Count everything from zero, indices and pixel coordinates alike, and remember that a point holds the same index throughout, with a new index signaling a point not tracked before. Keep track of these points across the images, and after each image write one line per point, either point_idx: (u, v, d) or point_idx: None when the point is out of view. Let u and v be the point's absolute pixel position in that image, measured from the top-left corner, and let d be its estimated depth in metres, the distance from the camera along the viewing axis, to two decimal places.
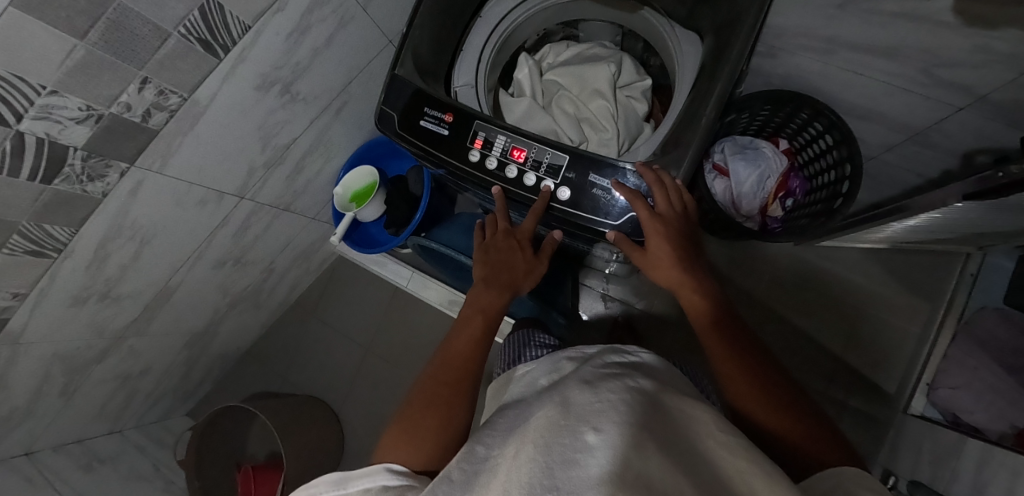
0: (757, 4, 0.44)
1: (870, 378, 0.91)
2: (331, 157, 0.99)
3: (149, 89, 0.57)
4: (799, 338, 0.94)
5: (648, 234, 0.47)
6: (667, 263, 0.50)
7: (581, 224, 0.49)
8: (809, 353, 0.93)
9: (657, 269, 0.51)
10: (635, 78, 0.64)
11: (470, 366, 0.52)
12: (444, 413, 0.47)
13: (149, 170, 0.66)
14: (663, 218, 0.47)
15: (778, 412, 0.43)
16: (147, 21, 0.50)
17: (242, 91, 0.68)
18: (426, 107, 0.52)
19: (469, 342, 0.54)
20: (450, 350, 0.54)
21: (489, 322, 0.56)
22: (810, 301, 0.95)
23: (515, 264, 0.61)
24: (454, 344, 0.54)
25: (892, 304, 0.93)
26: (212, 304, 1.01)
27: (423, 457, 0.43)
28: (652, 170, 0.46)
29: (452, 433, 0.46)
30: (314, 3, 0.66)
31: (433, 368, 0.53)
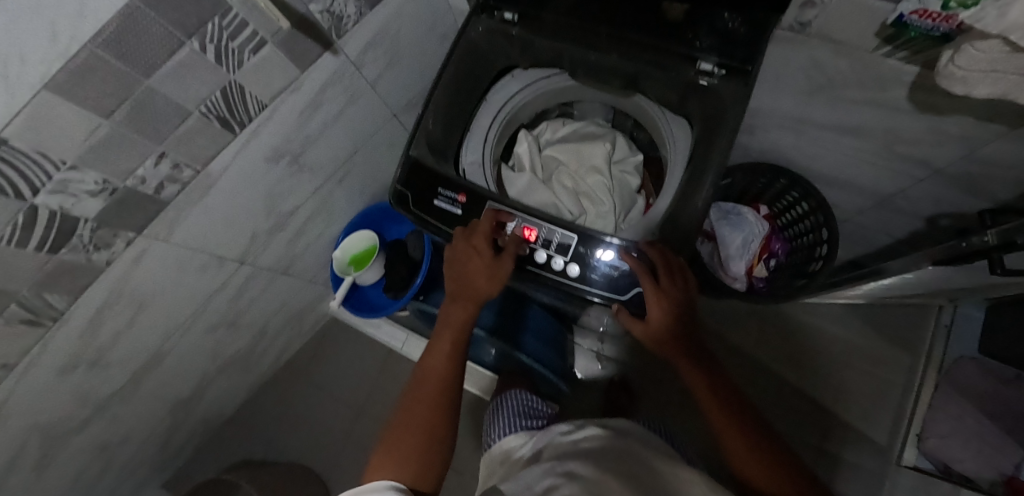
0: (741, 103, 0.51)
1: (863, 430, 0.93)
2: (331, 223, 0.96)
3: (164, 163, 0.62)
4: (791, 392, 0.97)
5: (649, 308, 0.50)
6: (669, 336, 0.52)
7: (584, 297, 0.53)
8: (799, 407, 0.96)
9: (659, 342, 0.53)
10: (627, 154, 0.70)
11: (449, 385, 0.56)
12: (429, 432, 0.53)
13: (155, 239, 0.68)
14: (665, 293, 0.50)
15: (775, 475, 0.46)
16: (170, 101, 0.58)
17: (253, 163, 0.71)
18: (439, 187, 0.55)
19: (445, 359, 0.57)
20: (423, 381, 0.57)
21: (458, 345, 0.58)
22: (799, 356, 0.99)
23: (474, 269, 0.53)
24: (428, 370, 0.57)
25: (876, 358, 0.96)
26: (202, 369, 0.98)
27: (412, 475, 0.50)
28: (654, 249, 0.50)
29: (430, 462, 0.52)
30: (327, 82, 0.71)
31: (408, 393, 0.57)
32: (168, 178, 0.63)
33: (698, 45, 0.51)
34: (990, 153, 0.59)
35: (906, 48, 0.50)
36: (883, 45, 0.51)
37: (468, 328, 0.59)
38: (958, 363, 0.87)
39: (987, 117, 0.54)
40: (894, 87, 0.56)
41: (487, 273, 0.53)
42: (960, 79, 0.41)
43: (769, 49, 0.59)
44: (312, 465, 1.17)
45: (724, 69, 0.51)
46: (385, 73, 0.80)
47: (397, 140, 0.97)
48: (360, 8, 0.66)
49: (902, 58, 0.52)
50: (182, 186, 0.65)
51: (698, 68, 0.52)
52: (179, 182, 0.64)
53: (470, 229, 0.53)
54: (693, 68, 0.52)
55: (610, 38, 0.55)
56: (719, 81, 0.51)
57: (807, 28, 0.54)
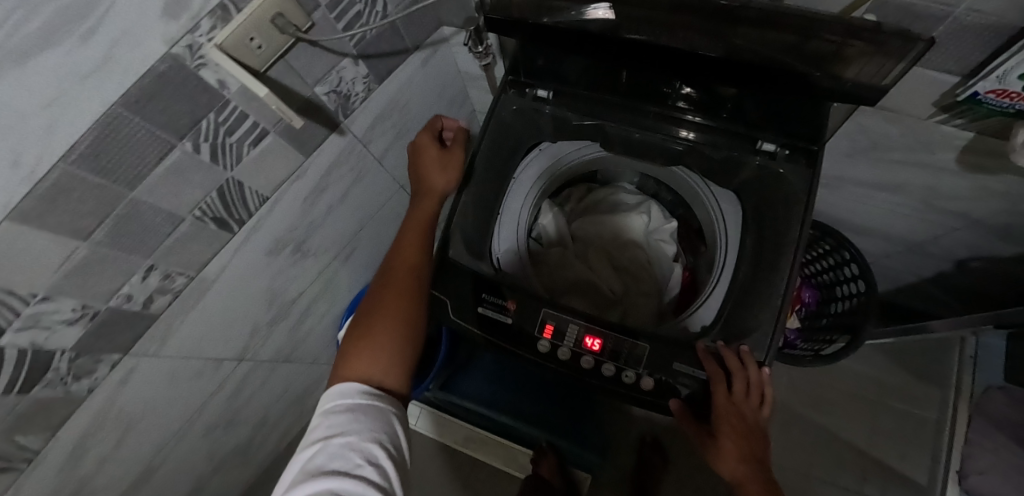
0: (809, 187, 0.48)
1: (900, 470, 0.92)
2: (336, 300, 0.87)
3: (153, 275, 0.54)
4: (826, 436, 0.96)
5: (718, 414, 0.44)
6: (738, 454, 0.44)
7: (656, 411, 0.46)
8: (834, 454, 0.96)
9: (724, 460, 0.44)
10: (661, 222, 0.66)
11: (415, 268, 0.49)
12: (394, 312, 0.45)
13: (144, 355, 0.60)
14: (739, 400, 0.44)
15: None
16: (161, 210, 0.50)
17: (253, 259, 0.63)
18: (484, 294, 0.50)
19: (410, 249, 0.50)
20: (389, 283, 0.48)
21: (421, 239, 0.51)
22: (830, 398, 0.99)
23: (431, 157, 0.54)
24: (397, 265, 0.49)
25: (905, 393, 0.97)
26: (197, 473, 0.87)
27: (384, 366, 0.43)
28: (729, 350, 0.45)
29: (404, 333, 0.45)
30: (335, 163, 0.64)
31: (368, 305, 0.47)
32: (158, 289, 0.56)
33: (680, 105, 0.51)
34: None
35: (962, 116, 0.49)
36: (940, 113, 0.50)
37: (436, 217, 0.53)
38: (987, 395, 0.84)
39: None
40: (943, 149, 0.55)
41: (440, 164, 0.53)
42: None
43: None
44: None
45: (790, 149, 0.49)
46: (393, 144, 0.73)
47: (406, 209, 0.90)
48: (369, 84, 0.61)
49: (959, 124, 0.51)
50: (174, 295, 0.57)
51: (760, 147, 0.49)
52: (171, 292, 0.57)
53: (423, 134, 0.55)
54: (753, 148, 0.50)
55: (658, 117, 0.52)
56: (698, 138, 0.51)
57: None
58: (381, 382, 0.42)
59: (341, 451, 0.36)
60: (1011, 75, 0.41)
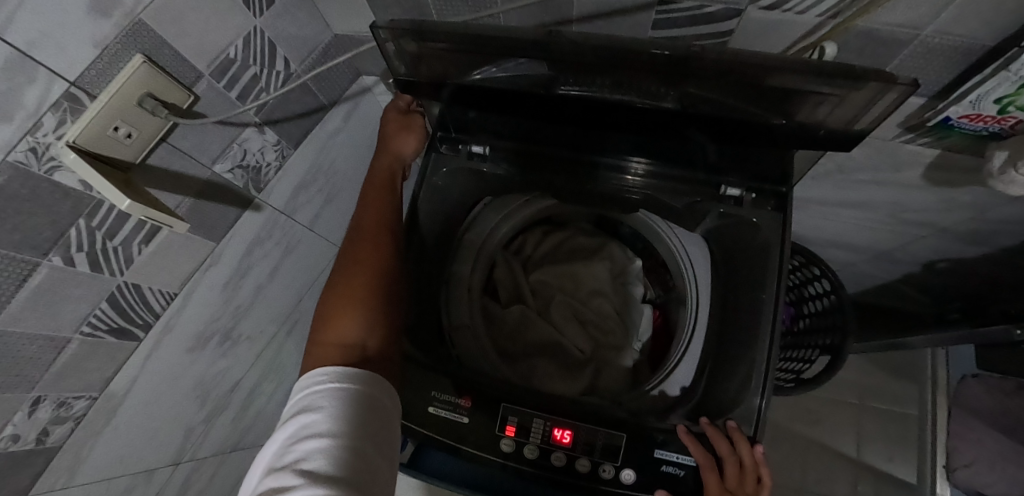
0: (780, 233, 0.43)
1: (891, 472, 0.90)
2: (283, 377, 0.79)
3: (43, 408, 0.45)
4: (818, 449, 0.92)
5: None
6: None
7: None
8: (830, 465, 0.91)
9: None
10: (626, 264, 0.61)
11: (388, 224, 0.47)
12: (373, 267, 0.43)
13: (49, 491, 0.50)
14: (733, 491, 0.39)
15: None
16: (36, 337, 0.41)
17: (172, 359, 0.55)
18: (435, 390, 0.44)
19: (379, 206, 0.47)
20: (360, 241, 0.45)
21: (384, 202, 0.48)
22: (816, 410, 0.95)
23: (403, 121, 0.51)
24: (363, 223, 0.46)
25: (885, 391, 0.95)
26: None
27: (371, 326, 0.39)
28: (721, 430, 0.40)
29: (379, 287, 0.42)
30: (254, 240, 0.57)
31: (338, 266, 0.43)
32: (53, 420, 0.46)
33: (624, 150, 0.45)
34: (1001, 214, 0.56)
35: (930, 137, 0.46)
36: (906, 133, 0.47)
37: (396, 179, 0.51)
38: (964, 385, 0.88)
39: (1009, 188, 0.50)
40: (910, 168, 0.52)
41: (405, 129, 0.51)
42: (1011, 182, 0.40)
43: None
44: None
45: (755, 192, 0.44)
46: (323, 210, 0.68)
47: None
48: (281, 150, 0.54)
49: (924, 143, 0.48)
50: (75, 422, 0.48)
51: (724, 192, 0.44)
52: (70, 419, 0.48)
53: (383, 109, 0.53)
54: (718, 193, 0.44)
55: (609, 167, 0.46)
56: (644, 184, 0.46)
57: None
58: (364, 345, 0.38)
59: (298, 458, 0.29)
60: (987, 99, 0.38)
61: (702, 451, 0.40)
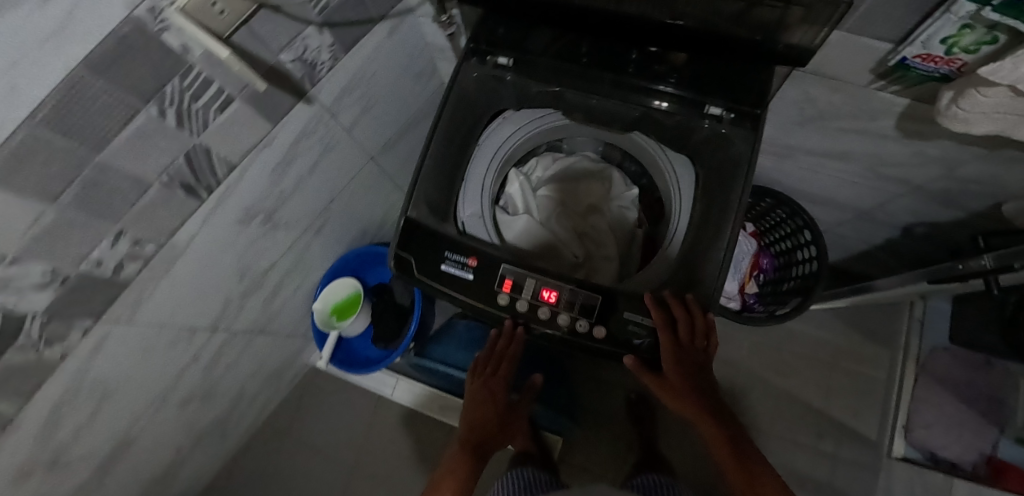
0: (749, 147, 0.49)
1: (855, 428, 0.98)
2: (308, 271, 0.89)
3: (123, 241, 0.54)
4: (781, 397, 1.01)
5: (665, 359, 0.50)
6: (680, 387, 0.52)
7: (601, 353, 0.51)
8: (794, 413, 1.00)
9: (669, 393, 0.53)
10: (623, 190, 0.69)
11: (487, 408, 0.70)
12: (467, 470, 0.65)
13: (116, 323, 0.60)
14: (682, 345, 0.49)
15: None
16: (127, 174, 0.49)
17: (224, 227, 0.65)
18: (448, 250, 0.52)
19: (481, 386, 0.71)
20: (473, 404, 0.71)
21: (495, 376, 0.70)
22: (790, 363, 1.03)
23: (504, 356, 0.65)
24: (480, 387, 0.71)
25: (860, 354, 1.02)
26: (175, 446, 0.87)
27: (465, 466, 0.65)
28: (675, 302, 0.49)
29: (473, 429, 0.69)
30: (302, 134, 0.66)
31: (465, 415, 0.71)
32: (128, 255, 0.56)
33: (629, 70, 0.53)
34: (967, 173, 0.62)
35: (900, 83, 0.51)
36: (878, 80, 0.52)
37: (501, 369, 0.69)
38: (934, 355, 0.95)
39: (970, 141, 0.56)
40: (884, 116, 0.57)
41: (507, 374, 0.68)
42: (963, 120, 0.45)
43: None
44: None
45: (734, 113, 0.50)
46: (361, 119, 0.75)
47: (376, 181, 0.92)
48: (334, 52, 0.61)
49: (895, 91, 0.53)
50: (144, 262, 0.58)
51: (706, 112, 0.50)
52: (141, 258, 0.57)
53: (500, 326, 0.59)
54: (701, 113, 0.51)
55: (614, 84, 0.53)
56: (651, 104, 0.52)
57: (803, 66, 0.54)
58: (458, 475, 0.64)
59: None
60: (934, 40, 0.42)
61: (661, 323, 0.48)
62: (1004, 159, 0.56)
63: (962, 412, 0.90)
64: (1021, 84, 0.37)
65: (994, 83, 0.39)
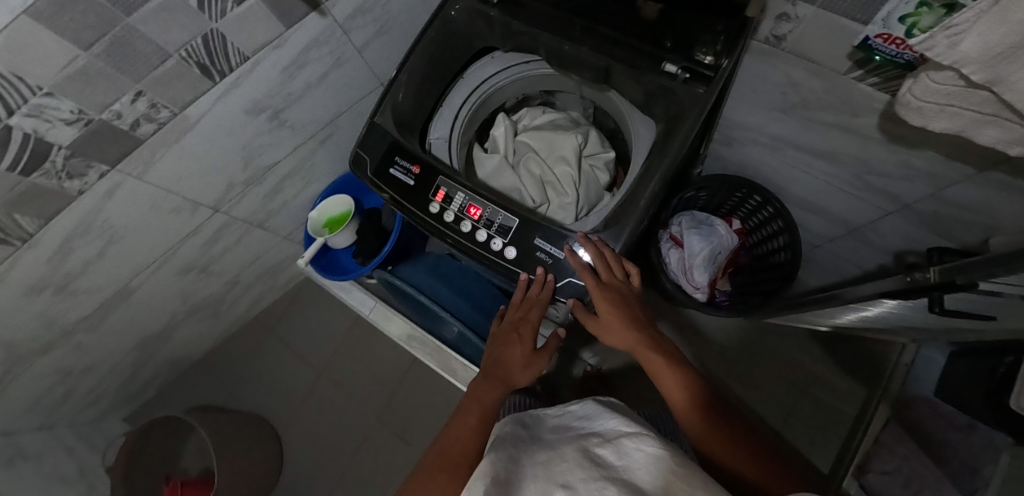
0: (702, 100, 0.50)
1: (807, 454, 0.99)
2: (309, 183, 1.02)
3: (142, 101, 0.60)
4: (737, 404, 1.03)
5: (595, 299, 0.52)
6: (618, 324, 0.54)
7: (506, 274, 0.53)
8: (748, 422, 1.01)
9: (611, 332, 0.55)
10: (600, 150, 0.71)
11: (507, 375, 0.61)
12: (471, 432, 0.53)
13: (127, 175, 0.68)
14: (608, 286, 0.51)
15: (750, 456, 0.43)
16: (151, 42, 0.55)
17: (232, 113, 0.73)
18: (397, 156, 0.57)
19: (515, 355, 0.63)
20: (490, 369, 0.62)
21: (518, 343, 0.63)
22: (757, 377, 1.06)
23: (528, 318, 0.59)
24: (495, 352, 0.64)
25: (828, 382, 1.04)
26: (170, 310, 0.99)
27: (471, 440, 0.52)
28: (591, 241, 0.50)
29: (488, 394, 0.58)
30: (313, 42, 0.72)
31: (473, 385, 0.60)
32: (145, 116, 0.63)
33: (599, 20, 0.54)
34: (956, 195, 0.58)
35: (878, 74, 0.48)
36: (856, 69, 0.49)
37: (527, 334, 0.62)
38: (913, 405, 0.89)
39: (956, 156, 0.52)
40: (866, 114, 0.55)
41: (526, 354, 0.63)
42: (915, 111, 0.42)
43: (745, 61, 0.58)
44: (270, 416, 1.20)
45: (690, 73, 0.50)
46: (374, 41, 0.81)
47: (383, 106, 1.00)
48: None
49: (873, 84, 0.50)
50: (159, 125, 0.65)
51: (664, 69, 0.51)
52: (155, 122, 0.64)
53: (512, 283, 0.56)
54: (658, 69, 0.51)
55: (584, 30, 0.55)
56: (613, 54, 0.53)
57: (782, 43, 0.52)
58: (471, 456, 0.51)
59: None
60: (892, 18, 0.40)
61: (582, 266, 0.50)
62: (992, 183, 0.52)
63: None
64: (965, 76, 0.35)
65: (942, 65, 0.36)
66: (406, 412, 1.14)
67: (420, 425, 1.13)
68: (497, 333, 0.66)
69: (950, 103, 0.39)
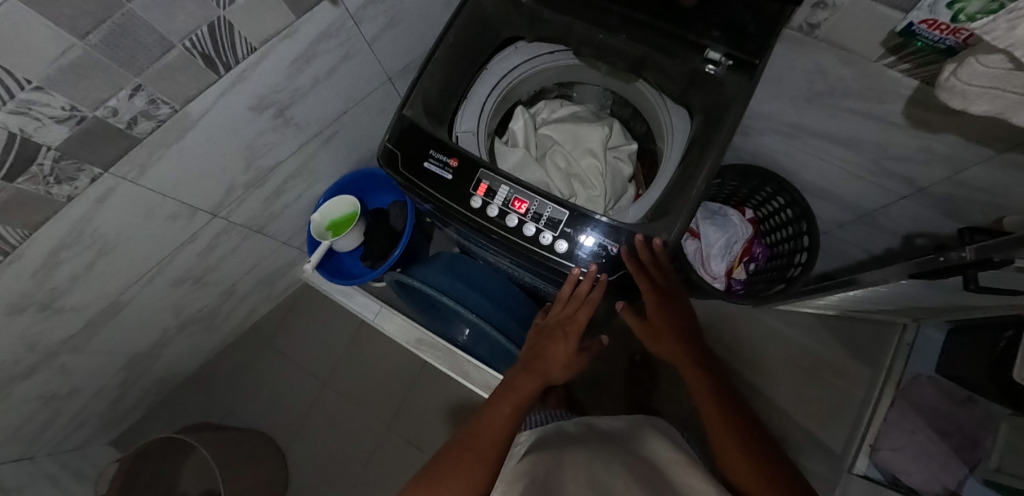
0: (744, 92, 0.51)
1: (819, 436, 1.02)
2: (312, 184, 0.98)
3: (140, 97, 0.51)
4: (751, 391, 1.05)
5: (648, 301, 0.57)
6: (666, 334, 0.61)
7: (551, 266, 0.53)
8: (762, 407, 1.04)
9: (658, 340, 0.62)
10: (623, 142, 0.69)
11: (548, 369, 0.60)
12: (502, 422, 0.55)
13: (122, 179, 0.58)
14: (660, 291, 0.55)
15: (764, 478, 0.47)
16: (153, 31, 0.45)
17: (235, 110, 0.64)
18: (433, 149, 0.55)
19: (558, 351, 0.61)
20: (530, 360, 0.61)
21: (563, 340, 0.61)
22: (767, 364, 1.07)
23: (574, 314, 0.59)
24: (538, 344, 0.63)
25: (833, 365, 1.05)
26: (163, 325, 0.92)
27: (502, 432, 0.54)
28: (647, 246, 0.50)
29: (524, 385, 0.58)
30: (323, 33, 0.66)
31: (512, 372, 0.61)
32: (143, 113, 0.53)
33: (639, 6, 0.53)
34: (972, 178, 0.61)
35: (910, 60, 0.50)
36: (889, 55, 0.51)
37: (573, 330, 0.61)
38: (916, 382, 0.94)
39: (978, 140, 0.54)
40: (893, 100, 0.56)
41: (569, 353, 0.61)
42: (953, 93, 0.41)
43: (776, 49, 0.59)
44: (273, 432, 1.14)
45: (732, 60, 0.52)
46: (384, 33, 0.77)
47: (390, 102, 0.97)
48: None
49: (904, 70, 0.52)
50: (158, 123, 0.55)
51: (706, 56, 0.52)
52: (155, 119, 0.54)
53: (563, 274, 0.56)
54: (700, 57, 0.52)
55: (621, 18, 0.54)
56: (653, 44, 0.54)
57: (816, 31, 0.53)
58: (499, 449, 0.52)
59: None
60: (940, 4, 0.40)
61: (636, 268, 0.51)
62: (1011, 165, 0.55)
63: (933, 443, 0.89)
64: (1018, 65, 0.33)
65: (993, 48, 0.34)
66: (417, 418, 1.11)
67: (434, 431, 1.10)
68: (542, 326, 0.65)
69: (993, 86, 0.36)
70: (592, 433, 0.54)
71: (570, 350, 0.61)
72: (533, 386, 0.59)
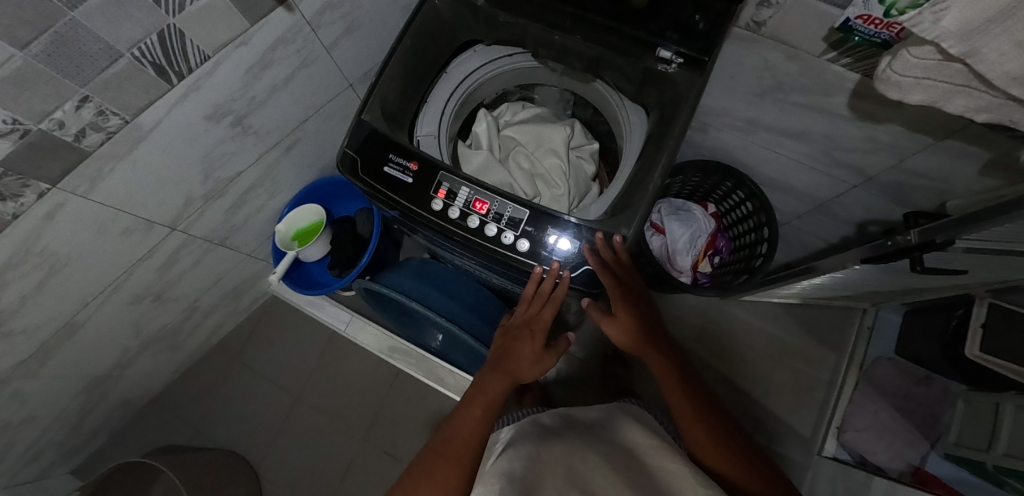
0: (696, 89, 0.53)
1: (789, 421, 1.05)
2: (276, 194, 0.96)
3: (88, 108, 0.49)
4: (722, 381, 1.08)
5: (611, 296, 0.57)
6: (631, 328, 0.61)
7: (515, 266, 0.53)
8: (734, 396, 1.07)
9: (622, 335, 0.61)
10: (585, 142, 0.70)
11: (517, 369, 0.60)
12: (473, 425, 0.54)
13: (72, 193, 0.56)
14: (622, 284, 0.56)
15: (729, 459, 0.51)
16: (99, 39, 0.44)
17: (190, 120, 0.63)
18: (391, 154, 0.55)
19: (527, 349, 0.62)
20: (499, 362, 0.61)
21: (532, 339, 0.62)
22: (737, 353, 1.10)
23: (539, 313, 0.59)
24: (506, 344, 0.63)
25: (800, 351, 1.09)
26: (123, 344, 0.88)
27: (473, 436, 0.53)
28: (608, 242, 0.51)
29: (493, 387, 0.58)
30: (280, 40, 0.65)
31: (482, 374, 0.61)
32: (91, 125, 0.51)
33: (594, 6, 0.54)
34: (915, 165, 0.64)
35: (851, 55, 0.52)
36: (830, 50, 0.53)
37: (539, 328, 0.61)
38: (877, 363, 0.99)
39: (917, 128, 0.57)
40: (837, 93, 0.59)
41: (536, 353, 0.62)
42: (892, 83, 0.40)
43: (726, 47, 0.61)
44: (245, 451, 1.11)
45: (683, 59, 0.53)
46: (343, 39, 0.77)
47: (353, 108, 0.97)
48: None
49: (845, 64, 0.54)
50: (107, 136, 0.53)
51: (658, 55, 0.53)
52: (104, 131, 0.52)
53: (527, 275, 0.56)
54: (652, 55, 0.54)
55: (576, 20, 0.55)
56: (609, 43, 0.55)
57: (762, 28, 0.55)
58: (473, 453, 0.52)
59: None
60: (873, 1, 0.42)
61: (600, 267, 0.52)
62: (949, 151, 0.58)
63: (896, 421, 0.92)
64: (945, 56, 0.34)
65: (922, 40, 0.33)
66: (395, 427, 1.09)
67: (411, 439, 1.08)
68: (508, 326, 0.65)
69: (925, 77, 0.36)
70: (566, 424, 0.54)
71: (539, 348, 0.62)
72: (502, 387, 0.59)
